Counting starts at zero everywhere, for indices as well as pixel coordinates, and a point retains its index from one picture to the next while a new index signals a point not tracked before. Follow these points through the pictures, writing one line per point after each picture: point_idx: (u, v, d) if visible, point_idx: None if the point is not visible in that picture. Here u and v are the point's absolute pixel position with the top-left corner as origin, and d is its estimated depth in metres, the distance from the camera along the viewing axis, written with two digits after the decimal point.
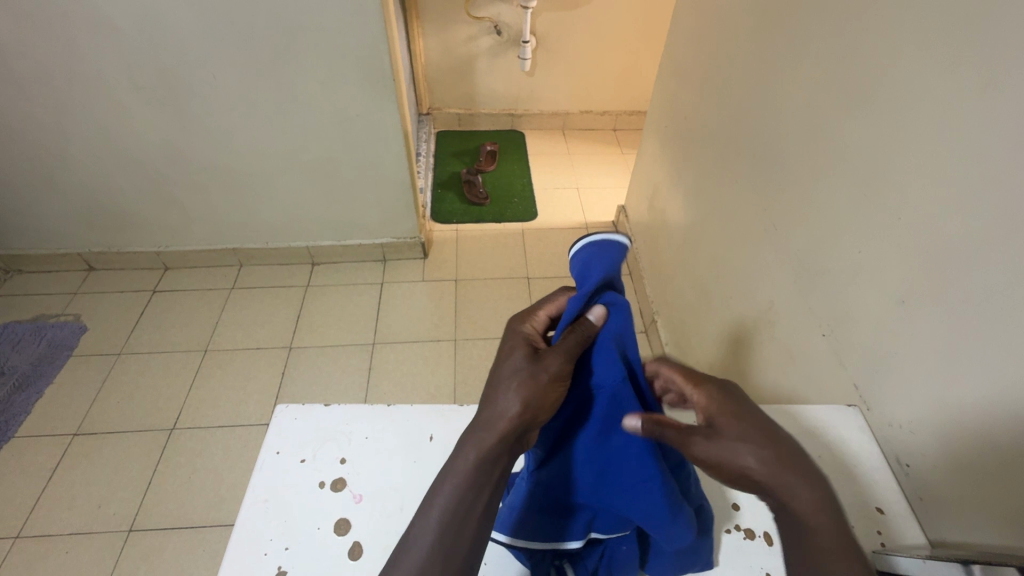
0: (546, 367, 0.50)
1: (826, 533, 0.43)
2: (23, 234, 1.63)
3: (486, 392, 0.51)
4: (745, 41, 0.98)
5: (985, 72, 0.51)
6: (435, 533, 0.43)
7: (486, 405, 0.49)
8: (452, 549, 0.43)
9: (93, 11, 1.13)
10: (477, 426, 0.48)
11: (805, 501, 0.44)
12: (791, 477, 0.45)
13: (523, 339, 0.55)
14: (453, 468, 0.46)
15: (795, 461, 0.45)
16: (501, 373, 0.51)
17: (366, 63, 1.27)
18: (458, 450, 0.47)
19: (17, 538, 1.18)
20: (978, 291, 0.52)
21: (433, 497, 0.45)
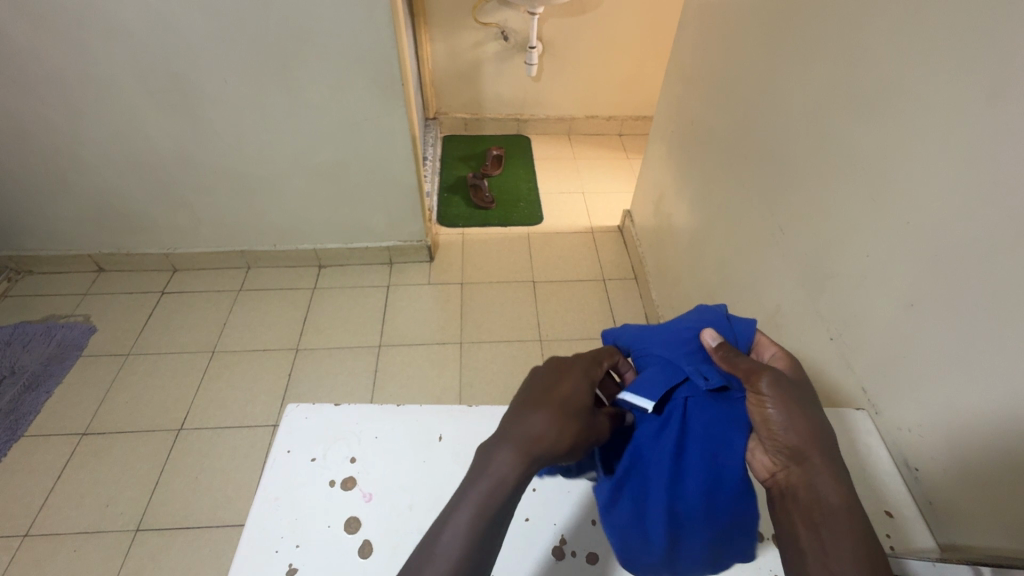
0: (599, 426, 0.53)
1: (848, 520, 0.45)
2: (34, 235, 1.65)
3: (524, 407, 0.52)
4: (752, 46, 0.98)
5: (993, 77, 0.51)
6: (464, 539, 0.44)
7: (520, 417, 0.51)
8: (479, 555, 0.44)
9: (107, 16, 1.15)
10: (513, 439, 0.49)
11: (826, 487, 0.47)
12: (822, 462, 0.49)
13: (584, 379, 0.55)
14: (481, 475, 0.47)
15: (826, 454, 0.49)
16: (550, 402, 0.52)
17: (375, 68, 1.28)
18: (488, 459, 0.48)
19: (25, 536, 1.19)
20: (987, 296, 0.52)
21: (460, 503, 0.46)
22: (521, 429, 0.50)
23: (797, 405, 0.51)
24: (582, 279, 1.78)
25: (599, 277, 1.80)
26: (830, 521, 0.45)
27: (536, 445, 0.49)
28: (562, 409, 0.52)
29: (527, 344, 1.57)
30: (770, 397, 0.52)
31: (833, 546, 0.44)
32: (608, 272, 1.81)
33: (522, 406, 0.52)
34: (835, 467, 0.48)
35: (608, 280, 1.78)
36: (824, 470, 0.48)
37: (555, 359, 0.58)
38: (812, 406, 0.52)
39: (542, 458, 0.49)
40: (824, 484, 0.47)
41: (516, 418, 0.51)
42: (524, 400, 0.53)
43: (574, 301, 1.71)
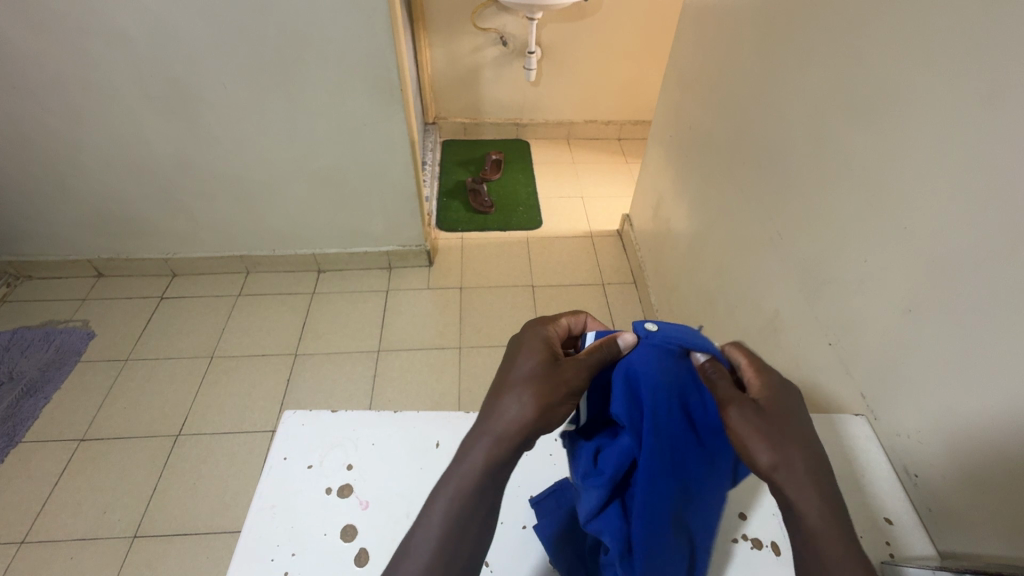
0: (565, 378, 0.51)
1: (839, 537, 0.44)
2: (33, 241, 1.65)
3: (492, 394, 0.51)
4: (750, 52, 0.99)
5: (987, 84, 0.52)
6: (437, 536, 0.45)
7: (491, 406, 0.50)
8: (455, 552, 0.45)
9: (107, 22, 1.16)
10: (485, 429, 0.49)
11: (772, 447, 0.46)
12: (779, 424, 0.48)
13: (540, 340, 0.54)
14: (455, 472, 0.48)
15: (785, 420, 0.48)
16: (513, 378, 0.51)
17: (375, 74, 1.29)
18: (463, 453, 0.49)
19: (21, 543, 1.18)
20: (982, 302, 0.52)
21: (435, 502, 0.47)
22: (493, 416, 0.49)
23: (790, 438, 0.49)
24: (581, 284, 1.78)
25: (598, 281, 1.79)
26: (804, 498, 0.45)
27: (508, 426, 0.48)
28: (524, 376, 0.50)
29: None
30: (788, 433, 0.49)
31: (819, 530, 0.44)
32: (607, 277, 1.81)
33: (491, 395, 0.51)
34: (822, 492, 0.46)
35: (607, 284, 1.78)
36: (771, 428, 0.47)
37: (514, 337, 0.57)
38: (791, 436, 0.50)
39: (518, 440, 0.48)
40: (767, 443, 0.46)
41: (487, 407, 0.50)
42: (492, 387, 0.52)
43: (574, 306, 1.71)
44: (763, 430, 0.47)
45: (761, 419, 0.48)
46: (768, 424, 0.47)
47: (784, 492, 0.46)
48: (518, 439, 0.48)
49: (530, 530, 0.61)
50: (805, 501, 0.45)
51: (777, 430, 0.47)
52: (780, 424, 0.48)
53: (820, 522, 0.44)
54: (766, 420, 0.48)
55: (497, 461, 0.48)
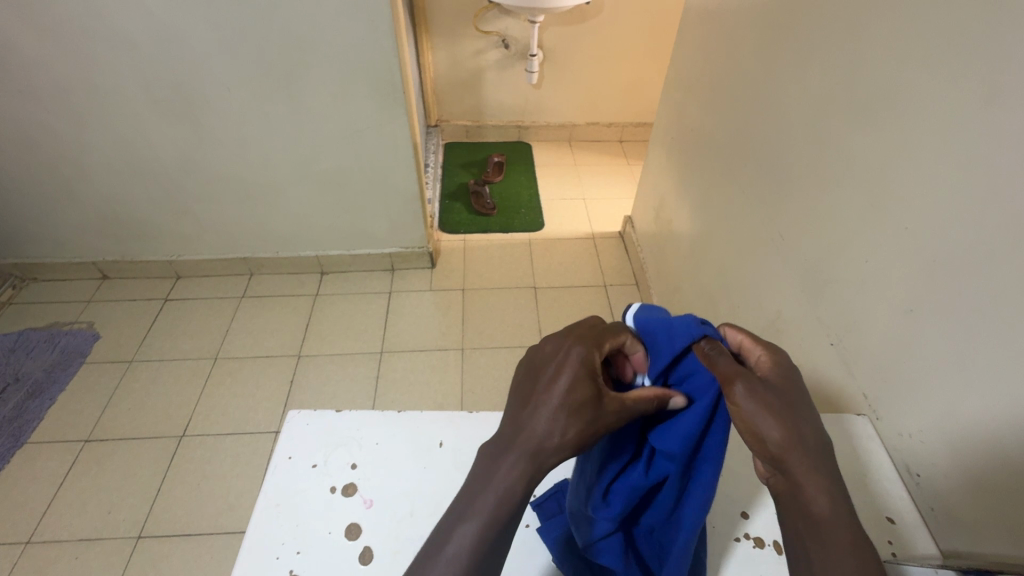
0: (604, 417, 0.48)
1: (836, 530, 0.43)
2: (39, 243, 1.66)
3: (524, 409, 0.48)
4: (751, 53, 0.99)
5: (987, 85, 0.52)
6: (471, 544, 0.43)
7: (526, 423, 0.47)
8: (488, 559, 0.43)
9: (113, 26, 1.17)
10: (517, 446, 0.46)
11: (774, 422, 0.46)
12: (783, 398, 0.48)
13: (587, 366, 0.49)
14: (491, 485, 0.45)
15: (790, 393, 0.48)
16: (552, 400, 0.47)
17: (378, 78, 1.30)
18: (492, 465, 0.46)
19: (27, 543, 1.19)
20: (984, 302, 0.52)
21: (476, 504, 0.45)
22: (524, 434, 0.47)
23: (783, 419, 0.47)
24: (583, 285, 1.79)
25: (601, 283, 1.80)
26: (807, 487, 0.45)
27: (542, 450, 0.46)
28: (566, 408, 0.47)
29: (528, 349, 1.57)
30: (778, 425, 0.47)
31: (824, 519, 0.44)
32: (610, 278, 1.81)
33: (520, 405, 0.48)
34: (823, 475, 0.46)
35: (609, 285, 1.79)
36: (775, 403, 0.47)
37: (554, 342, 0.51)
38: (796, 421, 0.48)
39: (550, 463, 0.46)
40: (773, 417, 0.46)
41: (519, 420, 0.48)
42: (522, 401, 0.49)
43: (576, 307, 1.71)
44: (767, 405, 0.47)
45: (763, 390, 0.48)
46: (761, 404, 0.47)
47: (792, 469, 0.46)
48: (554, 460, 0.46)
49: (532, 529, 0.61)
50: (811, 484, 0.45)
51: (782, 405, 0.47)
52: (785, 399, 0.48)
53: (828, 511, 0.44)
54: (769, 394, 0.48)
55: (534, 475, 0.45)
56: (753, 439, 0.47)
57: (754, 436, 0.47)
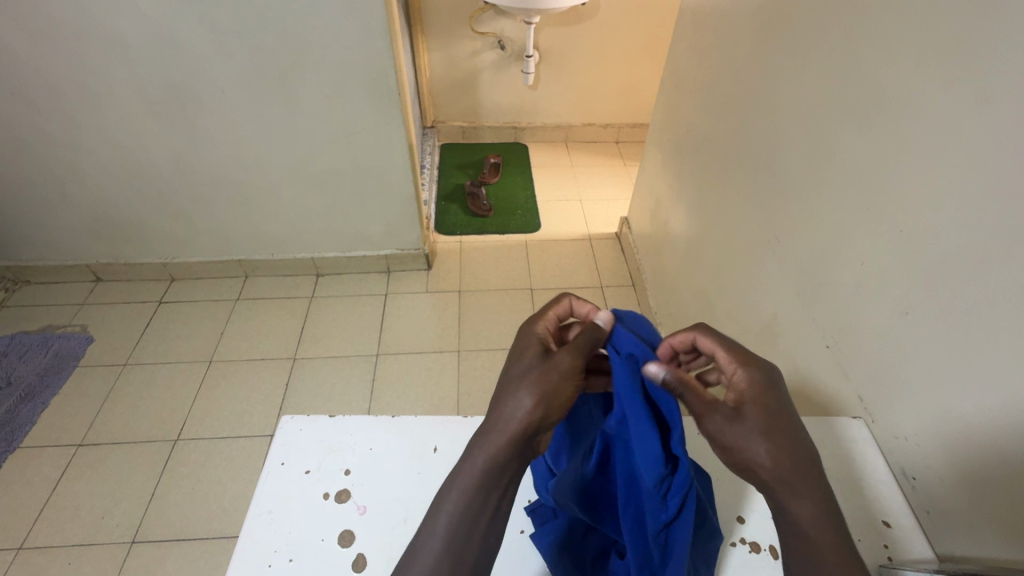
0: (558, 364, 0.53)
1: (827, 547, 0.44)
2: (32, 246, 1.65)
3: (495, 396, 0.53)
4: (747, 55, 0.99)
5: (983, 87, 0.52)
6: (447, 528, 0.47)
7: (496, 407, 0.51)
8: (462, 546, 0.46)
9: (106, 28, 1.16)
10: (489, 427, 0.50)
11: (744, 450, 0.48)
12: (760, 424, 0.48)
13: (534, 336, 0.56)
14: (462, 471, 0.49)
15: (767, 413, 0.49)
16: (511, 376, 0.53)
17: (373, 79, 1.29)
18: (467, 452, 0.50)
19: (19, 549, 1.18)
20: (981, 304, 0.52)
21: (444, 502, 0.48)
22: (496, 416, 0.51)
23: (771, 439, 0.47)
24: (579, 287, 1.78)
25: (598, 284, 1.80)
26: (799, 502, 0.46)
27: (512, 421, 0.50)
28: (520, 373, 0.53)
29: None
30: (761, 453, 0.47)
31: (806, 529, 0.45)
32: (606, 280, 1.81)
33: (494, 397, 0.53)
34: (820, 493, 0.46)
35: (606, 287, 1.78)
36: (750, 432, 0.48)
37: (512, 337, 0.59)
38: (790, 434, 0.48)
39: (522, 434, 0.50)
40: (749, 447, 0.48)
41: (493, 403, 0.52)
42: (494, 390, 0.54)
43: None
44: (739, 438, 0.48)
45: (738, 421, 0.49)
46: (747, 432, 0.48)
47: (775, 494, 0.47)
48: (524, 433, 0.50)
49: (527, 535, 0.61)
50: (798, 501, 0.46)
51: (757, 432, 0.48)
52: (764, 422, 0.48)
53: (817, 526, 0.45)
54: (741, 424, 0.49)
55: (500, 452, 0.49)
56: (743, 468, 0.49)
57: (732, 461, 0.49)
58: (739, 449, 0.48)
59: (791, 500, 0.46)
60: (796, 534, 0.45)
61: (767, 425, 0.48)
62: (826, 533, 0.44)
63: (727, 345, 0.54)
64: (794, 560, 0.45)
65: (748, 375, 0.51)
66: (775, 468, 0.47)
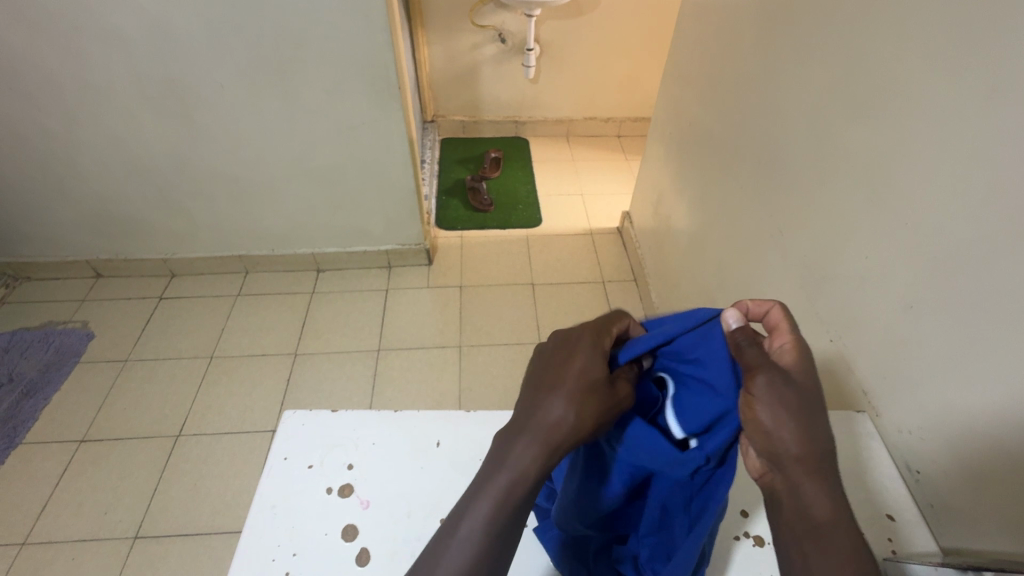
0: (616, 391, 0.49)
1: (835, 537, 0.43)
2: (32, 242, 1.64)
3: (537, 394, 0.49)
4: (749, 47, 0.99)
5: (989, 77, 0.51)
6: (479, 533, 0.44)
7: (537, 415, 0.47)
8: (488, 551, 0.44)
9: (103, 21, 1.15)
10: (529, 429, 0.47)
11: (776, 418, 0.45)
12: (803, 399, 0.46)
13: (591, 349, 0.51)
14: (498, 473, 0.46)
15: (809, 394, 0.47)
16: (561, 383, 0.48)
17: (373, 72, 1.28)
18: (505, 467, 0.46)
19: (22, 544, 1.18)
20: (986, 297, 0.51)
21: (476, 502, 0.45)
22: (536, 417, 0.47)
23: (805, 416, 0.46)
24: (581, 282, 1.78)
25: (599, 279, 1.79)
26: (811, 488, 0.45)
27: (554, 432, 0.46)
28: (573, 387, 0.48)
29: (526, 347, 1.57)
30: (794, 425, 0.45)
31: (815, 516, 0.44)
32: (608, 274, 1.81)
33: (534, 394, 0.49)
34: (830, 481, 0.45)
35: (607, 282, 1.78)
36: (794, 402, 0.46)
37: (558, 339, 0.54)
38: (820, 416, 0.47)
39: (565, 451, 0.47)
40: (785, 415, 0.45)
41: (534, 405, 0.48)
42: (534, 389, 0.50)
43: (574, 304, 1.71)
44: (783, 403, 0.46)
45: (786, 388, 0.46)
46: (789, 401, 0.46)
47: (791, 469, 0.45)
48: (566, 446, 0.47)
49: (530, 529, 0.61)
50: (810, 489, 0.45)
51: (797, 406, 0.46)
52: (802, 402, 0.47)
53: (827, 516, 0.44)
54: (788, 391, 0.46)
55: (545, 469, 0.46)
56: (761, 434, 0.46)
57: (753, 424, 0.47)
58: (776, 414, 0.46)
59: (803, 484, 0.45)
60: (803, 519, 0.45)
61: (807, 402, 0.47)
62: (836, 522, 0.44)
63: (791, 323, 0.52)
64: (799, 547, 0.45)
65: (797, 351, 0.50)
66: (804, 444, 0.45)
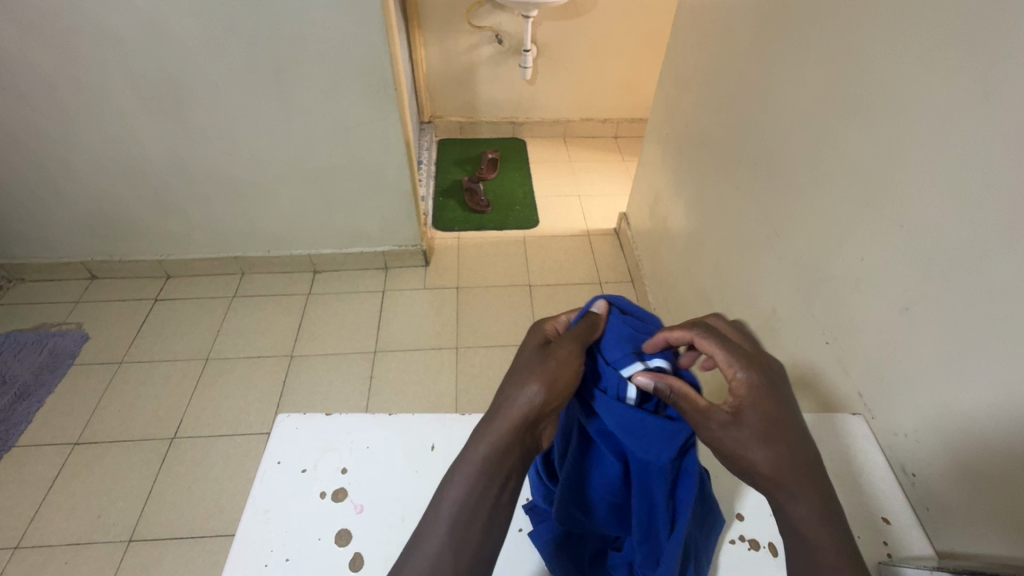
0: (556, 356, 0.52)
1: (823, 549, 0.44)
2: (26, 243, 1.63)
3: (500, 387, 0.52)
4: (746, 49, 0.99)
5: (985, 79, 0.51)
6: (450, 514, 0.46)
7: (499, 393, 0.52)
8: (463, 540, 0.45)
9: (97, 22, 1.15)
10: (493, 416, 0.50)
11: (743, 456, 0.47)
12: (760, 430, 0.47)
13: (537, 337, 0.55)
14: (465, 457, 0.48)
15: (769, 419, 0.48)
16: (516, 371, 0.52)
17: (369, 73, 1.28)
18: (468, 443, 0.49)
19: (16, 548, 1.17)
20: (982, 300, 0.51)
21: (449, 485, 0.47)
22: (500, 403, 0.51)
23: (764, 444, 0.47)
24: (578, 283, 1.78)
25: (596, 280, 1.79)
26: (796, 505, 0.45)
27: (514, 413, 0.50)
28: (524, 370, 0.51)
29: None
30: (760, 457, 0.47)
31: (806, 529, 0.45)
32: (605, 276, 1.81)
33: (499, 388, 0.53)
34: (812, 495, 0.45)
35: (604, 283, 1.78)
36: (750, 437, 0.47)
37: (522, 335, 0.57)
38: (788, 438, 0.47)
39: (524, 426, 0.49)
40: (749, 450, 0.47)
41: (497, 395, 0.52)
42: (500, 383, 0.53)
43: (571, 305, 1.70)
44: (739, 442, 0.47)
45: (737, 428, 0.48)
46: (750, 438, 0.47)
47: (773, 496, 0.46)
48: (526, 423, 0.49)
49: (524, 532, 0.61)
50: (795, 506, 0.45)
51: (756, 438, 0.47)
52: (762, 429, 0.47)
53: (812, 530, 0.44)
54: (740, 431, 0.48)
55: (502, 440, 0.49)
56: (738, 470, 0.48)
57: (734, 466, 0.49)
58: (738, 450, 0.48)
59: (789, 503, 0.46)
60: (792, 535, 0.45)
61: (761, 431, 0.47)
62: (823, 534, 0.44)
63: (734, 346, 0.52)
64: (792, 560, 0.45)
65: (745, 377, 0.49)
66: (774, 472, 0.46)
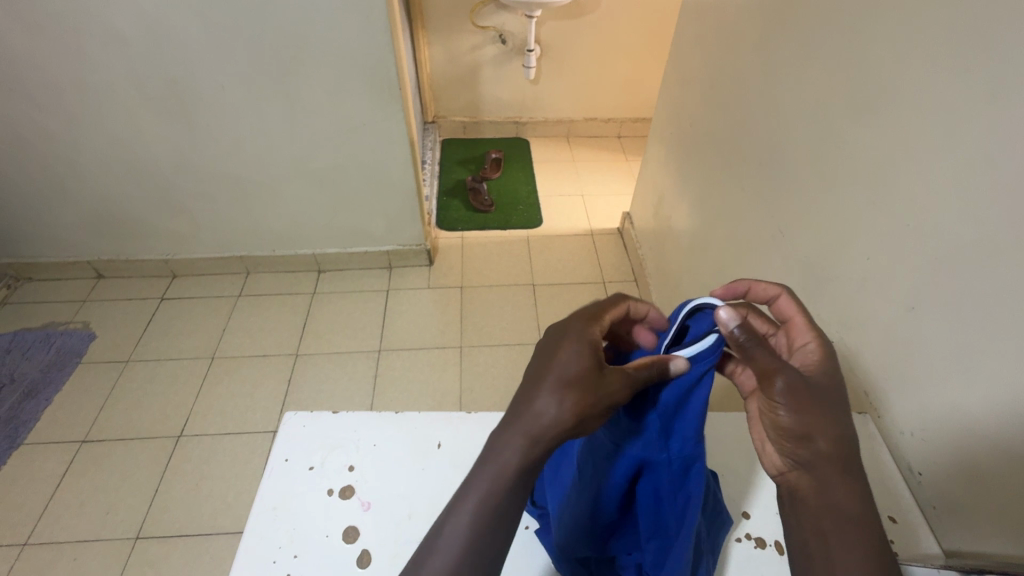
0: (610, 389, 0.48)
1: (860, 528, 0.44)
2: (33, 243, 1.64)
3: (525, 390, 0.48)
4: (750, 48, 0.99)
5: (991, 78, 0.51)
6: (466, 527, 0.44)
7: (523, 403, 0.47)
8: (481, 548, 0.44)
9: (104, 23, 1.15)
10: (517, 426, 0.46)
11: (797, 415, 0.47)
12: (826, 397, 0.48)
13: (580, 341, 0.50)
14: (487, 468, 0.46)
15: (829, 391, 0.49)
16: (547, 378, 0.48)
17: (374, 73, 1.29)
18: (494, 452, 0.46)
19: (24, 545, 1.18)
20: (988, 298, 0.51)
21: (466, 495, 0.46)
22: (525, 413, 0.47)
23: (824, 411, 0.47)
24: (581, 282, 1.78)
25: (600, 280, 1.79)
26: (840, 482, 0.46)
27: (541, 428, 0.46)
28: (558, 382, 0.47)
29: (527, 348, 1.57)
30: (824, 423, 0.47)
31: (845, 507, 0.45)
32: (608, 275, 1.81)
33: (524, 390, 0.48)
34: (852, 474, 0.46)
35: (608, 283, 1.78)
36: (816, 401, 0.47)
37: (551, 330, 0.53)
38: (841, 411, 0.48)
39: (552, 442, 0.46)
40: (812, 414, 0.47)
41: (522, 402, 0.48)
42: (525, 383, 0.49)
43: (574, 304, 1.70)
44: (807, 403, 0.47)
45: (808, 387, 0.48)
46: (814, 401, 0.47)
47: (821, 471, 0.47)
48: (553, 440, 0.46)
49: (531, 530, 0.61)
50: (839, 483, 0.46)
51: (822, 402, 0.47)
52: (825, 397, 0.48)
53: (855, 508, 0.45)
54: (808, 392, 0.48)
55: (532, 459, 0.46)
56: (789, 435, 0.48)
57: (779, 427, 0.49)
58: (799, 411, 0.47)
59: (834, 479, 0.46)
60: (830, 514, 0.45)
61: (828, 399, 0.48)
62: (862, 515, 0.45)
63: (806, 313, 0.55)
64: (824, 539, 0.45)
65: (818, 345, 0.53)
66: (833, 442, 0.46)
